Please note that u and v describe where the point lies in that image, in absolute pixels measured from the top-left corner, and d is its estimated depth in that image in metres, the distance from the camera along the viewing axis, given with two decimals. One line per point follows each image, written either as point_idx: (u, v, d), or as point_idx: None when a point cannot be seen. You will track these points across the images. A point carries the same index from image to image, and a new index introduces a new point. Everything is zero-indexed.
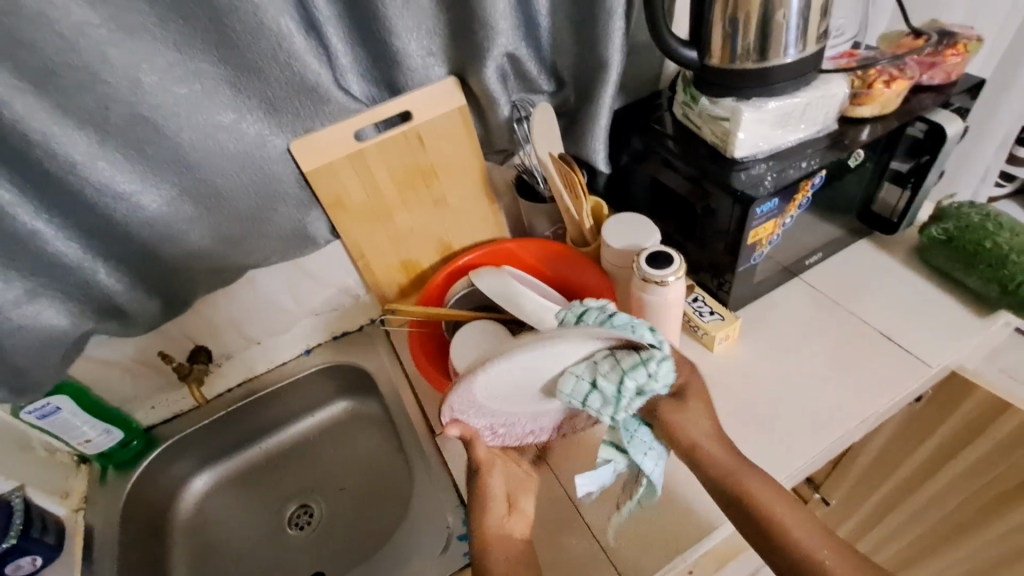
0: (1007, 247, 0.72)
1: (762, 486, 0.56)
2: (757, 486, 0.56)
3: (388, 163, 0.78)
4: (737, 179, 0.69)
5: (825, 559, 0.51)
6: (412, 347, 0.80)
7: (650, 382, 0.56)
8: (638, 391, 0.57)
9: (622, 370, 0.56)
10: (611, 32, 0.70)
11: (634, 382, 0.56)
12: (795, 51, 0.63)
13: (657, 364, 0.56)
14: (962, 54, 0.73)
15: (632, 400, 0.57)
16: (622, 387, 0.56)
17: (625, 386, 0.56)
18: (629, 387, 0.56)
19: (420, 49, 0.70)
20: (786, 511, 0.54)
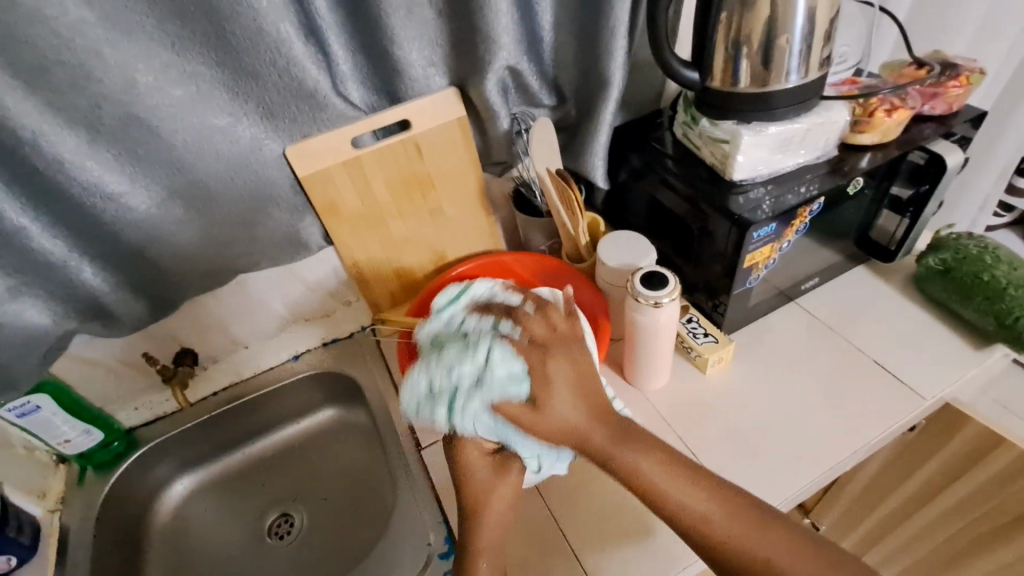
0: (1004, 281, 0.71)
1: (650, 462, 0.51)
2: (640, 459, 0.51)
3: (385, 171, 0.77)
4: (736, 202, 0.68)
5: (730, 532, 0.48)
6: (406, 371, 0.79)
7: (481, 373, 0.50)
8: (476, 383, 0.50)
9: (455, 369, 0.51)
10: (613, 50, 0.69)
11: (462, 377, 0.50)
12: (797, 77, 0.63)
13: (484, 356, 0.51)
14: (965, 86, 0.73)
15: (471, 398, 0.50)
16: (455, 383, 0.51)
17: (469, 407, 0.50)
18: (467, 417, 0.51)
19: (421, 59, 0.70)
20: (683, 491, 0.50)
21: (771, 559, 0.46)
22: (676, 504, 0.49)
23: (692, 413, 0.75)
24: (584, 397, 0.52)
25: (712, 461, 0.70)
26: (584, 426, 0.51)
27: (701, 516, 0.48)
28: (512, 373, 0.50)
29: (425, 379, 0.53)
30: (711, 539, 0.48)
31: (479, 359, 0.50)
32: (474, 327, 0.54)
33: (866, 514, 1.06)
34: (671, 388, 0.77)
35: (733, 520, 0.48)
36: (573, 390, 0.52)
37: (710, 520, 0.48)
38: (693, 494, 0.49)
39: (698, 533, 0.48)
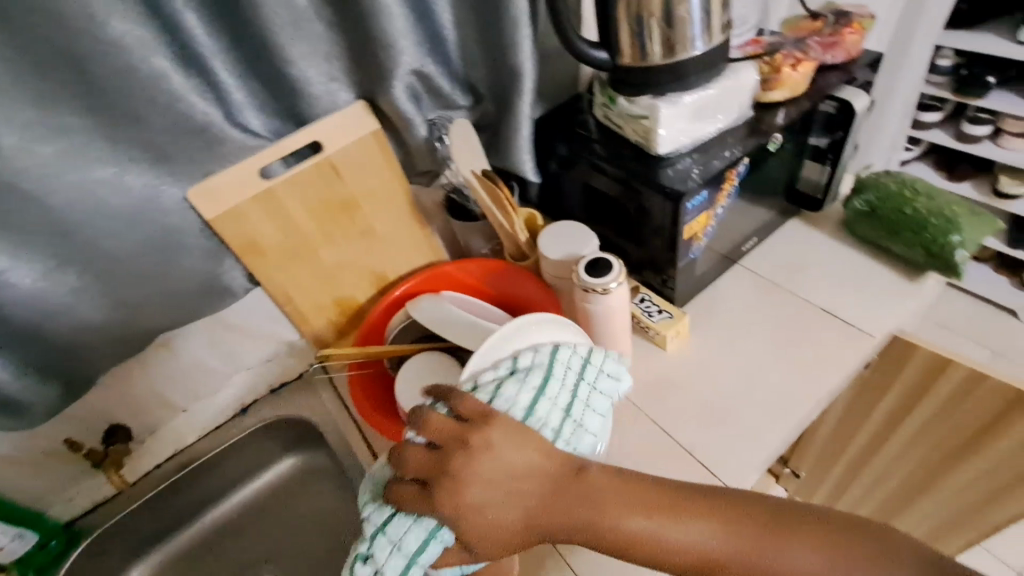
0: (925, 213, 0.75)
1: (640, 520, 0.46)
2: (618, 519, 0.46)
3: (304, 198, 0.72)
4: (665, 175, 0.68)
5: (726, 555, 0.44)
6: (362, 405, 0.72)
7: (386, 547, 0.48)
8: (400, 557, 0.47)
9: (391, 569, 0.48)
10: (519, 40, 0.67)
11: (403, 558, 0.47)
12: (702, 44, 0.63)
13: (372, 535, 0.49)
14: (859, 31, 0.75)
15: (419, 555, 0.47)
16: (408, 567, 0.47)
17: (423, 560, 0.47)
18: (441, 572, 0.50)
19: (321, 76, 0.66)
20: (667, 531, 0.45)
21: (782, 563, 0.43)
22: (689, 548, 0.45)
23: (659, 392, 0.74)
24: (524, 467, 0.48)
25: (686, 437, 0.69)
26: (529, 524, 0.47)
27: (714, 557, 0.44)
28: (387, 527, 0.48)
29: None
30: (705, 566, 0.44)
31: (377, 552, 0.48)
32: (379, 547, 0.49)
33: (839, 455, 1.10)
34: (634, 371, 0.76)
35: (704, 526, 0.45)
36: (497, 493, 0.47)
37: (733, 558, 0.44)
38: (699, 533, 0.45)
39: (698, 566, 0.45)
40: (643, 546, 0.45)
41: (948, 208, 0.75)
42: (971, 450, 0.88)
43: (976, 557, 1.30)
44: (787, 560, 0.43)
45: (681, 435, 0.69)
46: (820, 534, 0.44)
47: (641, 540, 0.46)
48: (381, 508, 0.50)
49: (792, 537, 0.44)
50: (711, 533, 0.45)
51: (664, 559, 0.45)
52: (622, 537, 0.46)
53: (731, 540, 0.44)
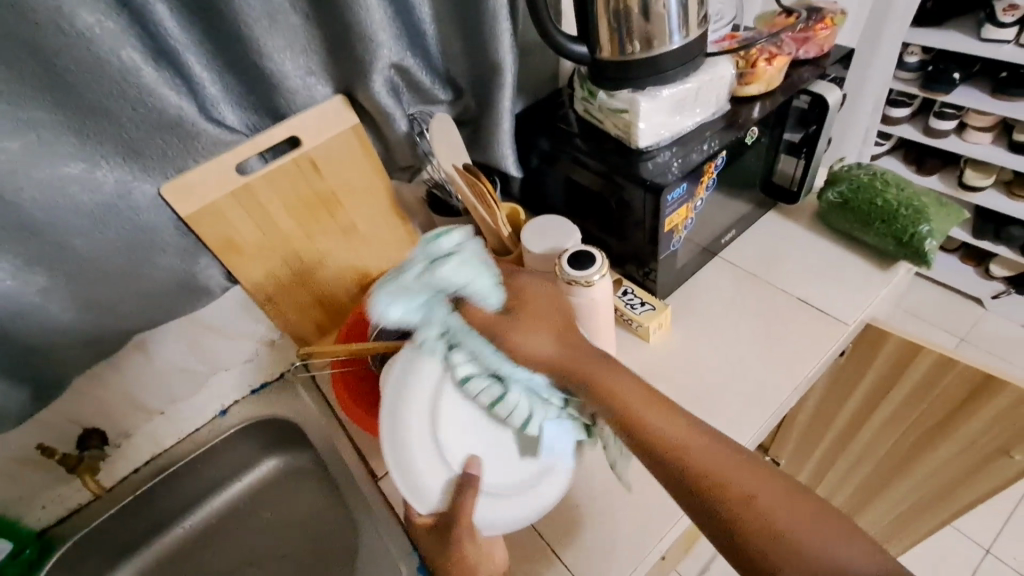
0: (896, 203, 0.76)
1: (642, 402, 0.51)
2: (619, 385, 0.53)
3: (282, 196, 0.71)
4: (645, 169, 0.68)
5: (701, 457, 0.47)
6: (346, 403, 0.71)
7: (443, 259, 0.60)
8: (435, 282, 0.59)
9: (421, 284, 0.59)
10: (499, 34, 0.67)
11: (427, 286, 0.59)
12: (680, 37, 0.63)
13: (456, 244, 0.62)
14: (830, 27, 0.77)
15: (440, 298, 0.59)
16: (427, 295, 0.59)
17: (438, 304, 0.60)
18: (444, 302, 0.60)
19: (297, 69, 0.65)
20: (659, 416, 0.50)
21: (752, 494, 0.44)
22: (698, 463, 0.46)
23: (643, 383, 0.75)
24: (557, 329, 0.58)
25: None
26: (559, 360, 0.56)
27: (688, 449, 0.47)
28: (456, 261, 0.60)
29: (406, 276, 0.60)
30: (681, 457, 0.47)
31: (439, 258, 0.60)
32: (473, 250, 0.62)
33: (817, 441, 1.14)
34: (618, 363, 0.77)
35: (691, 432, 0.49)
36: (542, 324, 0.58)
37: (714, 468, 0.46)
38: (693, 438, 0.48)
39: (673, 456, 0.47)
40: (631, 414, 0.51)
41: (918, 199, 0.77)
42: (941, 434, 0.91)
43: (948, 537, 1.35)
44: (755, 484, 0.45)
45: None
46: (796, 492, 0.44)
47: (632, 414, 0.51)
48: (464, 249, 0.62)
49: (771, 479, 0.45)
50: (697, 435, 0.48)
51: (642, 434, 0.50)
52: (621, 400, 0.52)
53: (716, 453, 0.47)
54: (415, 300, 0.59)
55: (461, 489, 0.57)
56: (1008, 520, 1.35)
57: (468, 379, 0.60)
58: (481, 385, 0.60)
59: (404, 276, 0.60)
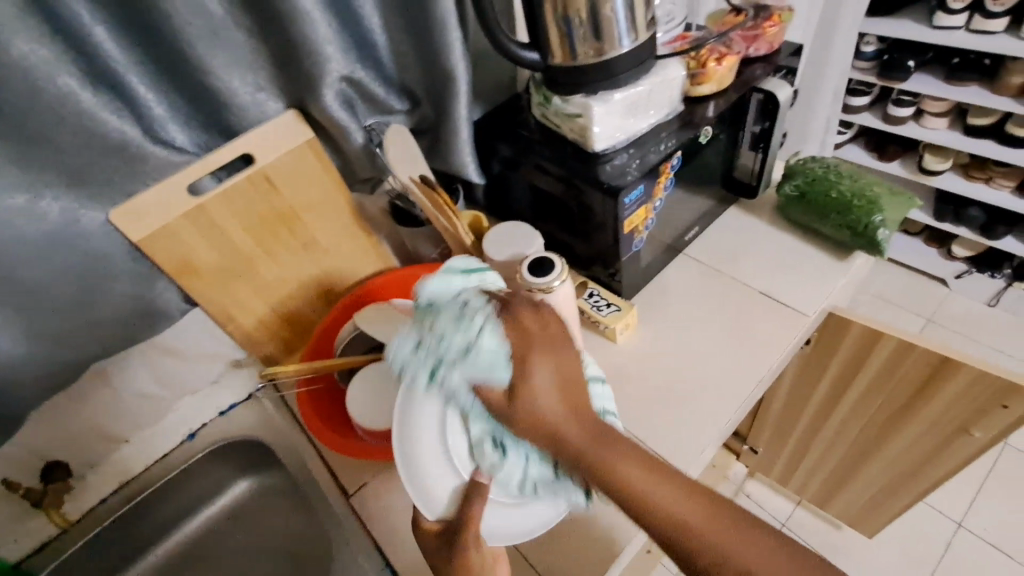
0: (849, 194, 0.77)
1: (637, 472, 0.46)
2: (623, 462, 0.47)
3: (238, 215, 0.69)
4: (603, 172, 0.69)
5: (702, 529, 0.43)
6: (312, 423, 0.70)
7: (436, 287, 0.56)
8: (440, 337, 0.52)
9: (424, 338, 0.53)
10: (449, 43, 0.66)
11: (430, 333, 0.53)
12: (629, 41, 0.63)
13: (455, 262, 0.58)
14: (778, 24, 0.77)
15: (452, 354, 0.51)
16: (436, 342, 0.52)
17: (444, 342, 0.51)
18: (458, 350, 0.51)
19: (247, 86, 0.65)
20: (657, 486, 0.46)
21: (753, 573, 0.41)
22: (644, 498, 0.45)
23: (612, 385, 0.75)
24: (569, 401, 0.50)
25: (637, 425, 0.71)
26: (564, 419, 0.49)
27: (693, 526, 0.43)
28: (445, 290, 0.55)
29: (407, 341, 0.55)
30: (677, 539, 0.43)
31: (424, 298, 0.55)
32: (492, 322, 0.52)
33: (790, 427, 1.16)
34: None
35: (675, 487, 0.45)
36: (556, 389, 0.51)
37: (679, 516, 0.44)
38: (658, 488, 0.45)
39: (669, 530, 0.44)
40: (631, 490, 0.46)
41: (870, 188, 0.78)
42: (906, 415, 0.94)
43: (922, 512, 1.39)
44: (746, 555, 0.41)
45: (633, 425, 0.71)
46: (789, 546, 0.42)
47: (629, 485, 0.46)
48: (455, 266, 0.57)
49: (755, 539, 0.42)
50: (686, 501, 0.44)
51: (634, 495, 0.45)
52: (624, 482, 0.46)
53: (709, 520, 0.43)
54: (423, 363, 0.53)
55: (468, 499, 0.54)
56: (977, 493, 1.39)
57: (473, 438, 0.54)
58: (481, 447, 0.54)
59: (403, 341, 0.55)
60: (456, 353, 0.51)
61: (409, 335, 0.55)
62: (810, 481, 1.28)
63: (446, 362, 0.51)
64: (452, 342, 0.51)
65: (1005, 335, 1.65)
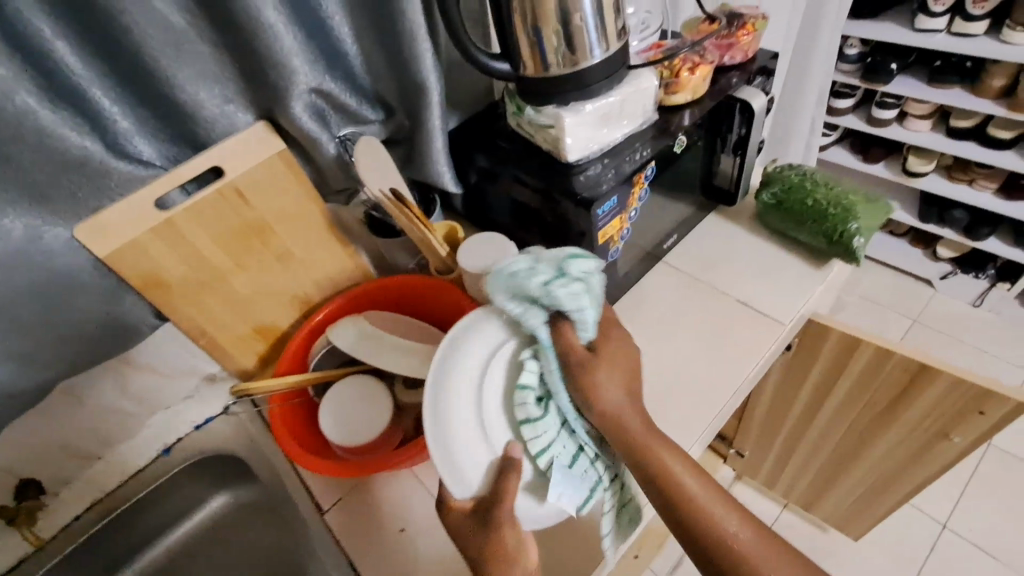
0: (824, 203, 0.77)
1: (683, 467, 0.53)
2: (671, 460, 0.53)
3: (209, 228, 0.68)
4: (577, 182, 0.68)
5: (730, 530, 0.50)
6: (288, 447, 0.65)
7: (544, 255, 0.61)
8: (559, 270, 0.55)
9: (540, 267, 0.56)
10: (419, 55, 0.65)
11: (547, 263, 0.56)
12: (600, 51, 0.63)
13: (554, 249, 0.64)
14: (752, 33, 0.76)
15: (568, 284, 0.55)
16: (553, 270, 0.55)
17: (563, 271, 0.55)
18: (569, 285, 0.54)
19: (215, 99, 0.64)
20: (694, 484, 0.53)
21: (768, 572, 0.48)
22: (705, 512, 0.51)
23: None
24: (627, 388, 0.56)
25: None
26: (624, 408, 0.54)
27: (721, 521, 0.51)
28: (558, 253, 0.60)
29: (524, 265, 0.56)
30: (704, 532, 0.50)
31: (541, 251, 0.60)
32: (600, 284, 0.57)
33: (775, 432, 1.16)
34: None
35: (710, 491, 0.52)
36: (615, 374, 0.56)
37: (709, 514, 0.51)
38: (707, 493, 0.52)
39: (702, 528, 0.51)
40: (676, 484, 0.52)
41: (846, 197, 0.78)
42: (887, 420, 0.94)
43: (908, 514, 1.39)
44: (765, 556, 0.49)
45: None
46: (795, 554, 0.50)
47: (670, 479, 0.53)
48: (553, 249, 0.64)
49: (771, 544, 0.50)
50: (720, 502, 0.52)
51: (674, 487, 0.52)
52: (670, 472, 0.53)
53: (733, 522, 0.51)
54: (535, 279, 0.55)
55: (503, 472, 0.52)
56: (962, 494, 1.40)
57: (519, 389, 0.54)
58: (529, 416, 0.53)
59: (521, 263, 0.57)
60: (570, 289, 0.54)
61: (525, 262, 0.57)
62: (796, 485, 1.28)
63: (558, 284, 0.54)
64: (562, 275, 0.55)
65: (989, 336, 1.65)
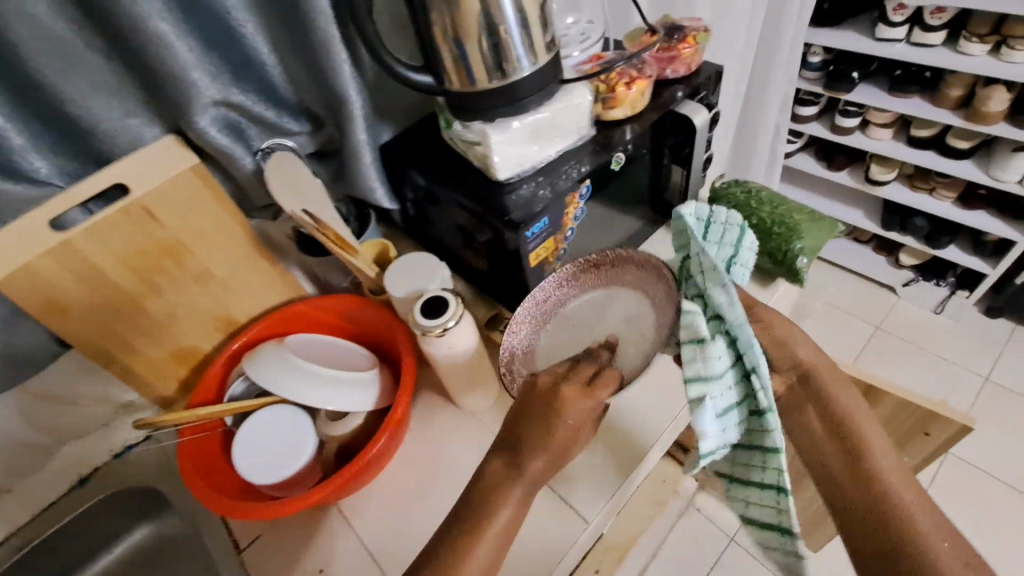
0: (769, 221, 0.76)
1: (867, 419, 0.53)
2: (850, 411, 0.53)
3: (113, 249, 0.62)
4: (508, 202, 0.65)
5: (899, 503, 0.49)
6: (195, 487, 0.62)
7: (726, 226, 0.58)
8: (741, 236, 0.58)
9: (729, 231, 0.58)
10: (337, 68, 0.61)
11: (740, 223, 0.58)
12: (529, 64, 0.59)
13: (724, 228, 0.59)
14: (693, 46, 0.74)
15: (734, 250, 0.58)
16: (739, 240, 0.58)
17: (730, 237, 0.58)
18: (740, 239, 0.58)
19: (115, 111, 0.61)
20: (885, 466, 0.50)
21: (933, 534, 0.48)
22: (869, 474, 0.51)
23: None
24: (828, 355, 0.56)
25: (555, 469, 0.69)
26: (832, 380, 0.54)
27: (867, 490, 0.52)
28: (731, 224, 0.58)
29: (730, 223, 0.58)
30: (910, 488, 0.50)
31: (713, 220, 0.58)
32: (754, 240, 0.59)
33: None
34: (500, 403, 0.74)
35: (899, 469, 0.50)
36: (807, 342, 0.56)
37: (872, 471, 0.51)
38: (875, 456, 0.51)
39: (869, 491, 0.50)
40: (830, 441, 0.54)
41: (790, 215, 0.76)
42: None
43: None
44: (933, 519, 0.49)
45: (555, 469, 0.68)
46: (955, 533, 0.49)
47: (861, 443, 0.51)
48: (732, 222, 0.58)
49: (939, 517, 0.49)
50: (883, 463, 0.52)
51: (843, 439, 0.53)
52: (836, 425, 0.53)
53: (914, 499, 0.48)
54: (732, 242, 0.58)
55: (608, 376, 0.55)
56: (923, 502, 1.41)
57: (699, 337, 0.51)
58: (714, 349, 0.50)
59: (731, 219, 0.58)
60: (730, 253, 0.59)
61: (714, 225, 0.58)
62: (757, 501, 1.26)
63: (735, 256, 0.59)
64: (746, 231, 0.58)
65: (951, 344, 1.66)
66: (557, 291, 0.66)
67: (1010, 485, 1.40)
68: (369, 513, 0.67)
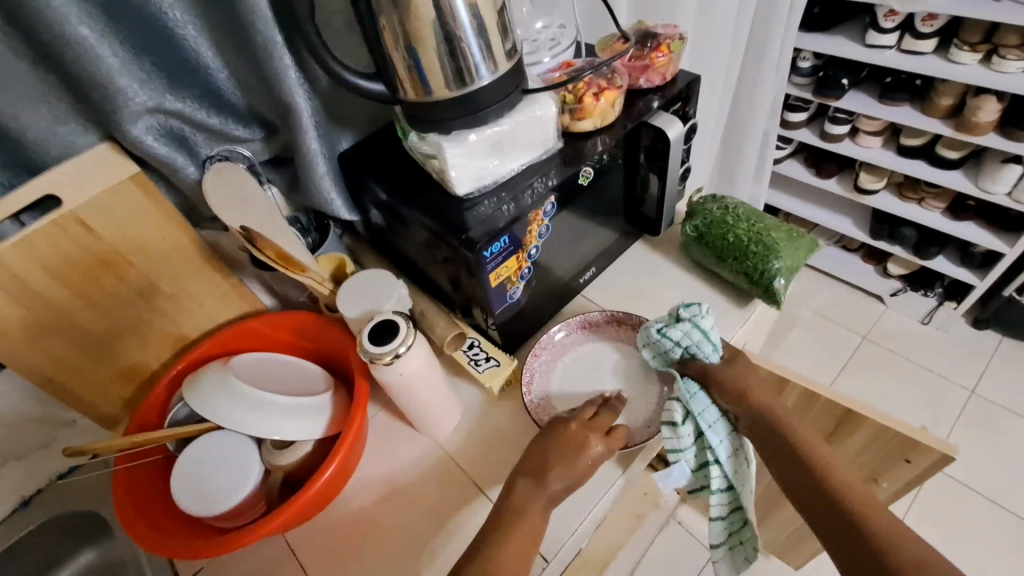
0: (745, 239, 0.72)
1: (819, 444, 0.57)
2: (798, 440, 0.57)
3: (45, 265, 0.58)
4: (467, 219, 0.61)
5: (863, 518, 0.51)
6: (125, 516, 0.58)
7: (666, 328, 0.63)
8: (679, 325, 0.62)
9: (671, 333, 0.62)
10: (282, 74, 0.58)
11: (672, 324, 0.62)
12: (487, 72, 0.56)
13: (665, 330, 0.63)
14: (667, 54, 0.71)
15: (686, 340, 0.62)
16: (675, 335, 0.62)
17: (673, 337, 0.62)
18: (679, 332, 0.62)
19: (43, 117, 0.57)
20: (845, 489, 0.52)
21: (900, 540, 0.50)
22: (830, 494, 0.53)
23: (488, 451, 0.68)
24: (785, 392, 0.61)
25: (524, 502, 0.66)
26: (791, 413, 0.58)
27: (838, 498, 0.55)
28: (664, 326, 0.63)
29: (658, 334, 0.63)
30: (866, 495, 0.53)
31: (656, 334, 0.63)
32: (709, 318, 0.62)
33: None
34: (462, 427, 0.71)
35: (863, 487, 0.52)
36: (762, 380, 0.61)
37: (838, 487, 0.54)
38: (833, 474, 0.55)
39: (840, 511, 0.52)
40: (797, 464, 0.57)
41: (767, 233, 0.73)
42: None
43: None
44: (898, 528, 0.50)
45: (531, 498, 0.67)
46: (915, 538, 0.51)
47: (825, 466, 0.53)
48: (662, 329, 0.63)
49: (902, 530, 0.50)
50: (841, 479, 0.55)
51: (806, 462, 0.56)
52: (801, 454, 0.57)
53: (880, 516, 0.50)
54: (675, 342, 0.62)
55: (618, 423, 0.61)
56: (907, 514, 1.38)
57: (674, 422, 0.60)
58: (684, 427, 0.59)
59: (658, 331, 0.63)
60: (688, 341, 0.62)
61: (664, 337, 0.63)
62: None
63: (692, 348, 0.62)
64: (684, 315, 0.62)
65: (938, 354, 1.64)
66: (577, 335, 0.73)
67: (993, 499, 1.39)
68: (320, 547, 0.63)
